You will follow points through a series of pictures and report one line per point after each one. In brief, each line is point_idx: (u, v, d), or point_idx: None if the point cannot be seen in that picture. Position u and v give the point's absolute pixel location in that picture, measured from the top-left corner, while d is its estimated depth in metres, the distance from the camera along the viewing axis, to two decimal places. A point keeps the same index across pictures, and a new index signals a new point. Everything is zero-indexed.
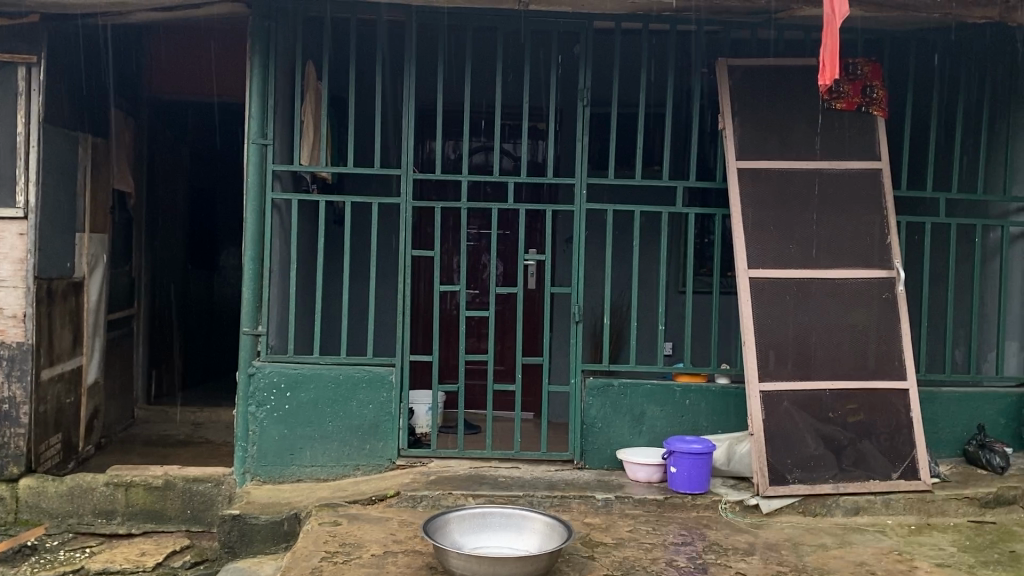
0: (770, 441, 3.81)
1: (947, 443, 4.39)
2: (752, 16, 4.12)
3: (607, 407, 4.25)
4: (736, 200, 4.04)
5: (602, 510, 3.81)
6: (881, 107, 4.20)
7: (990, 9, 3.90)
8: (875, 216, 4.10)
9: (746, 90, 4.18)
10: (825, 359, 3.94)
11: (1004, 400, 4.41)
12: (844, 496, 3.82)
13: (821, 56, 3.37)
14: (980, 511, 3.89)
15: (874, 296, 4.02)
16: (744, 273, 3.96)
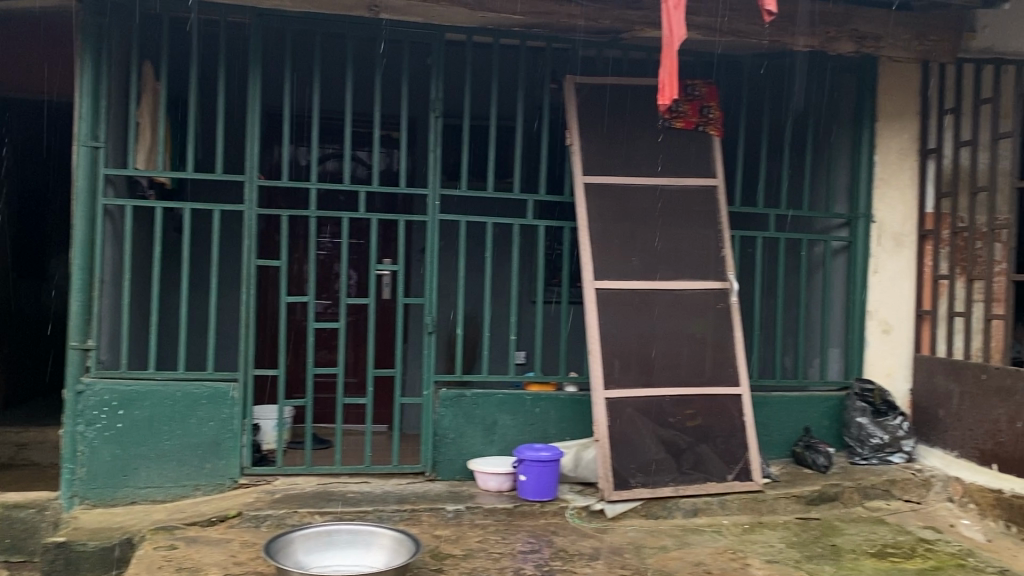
0: (615, 448, 3.91)
1: (777, 445, 4.66)
2: (597, 36, 4.26)
3: (459, 417, 4.25)
4: (583, 213, 4.14)
5: (452, 521, 3.81)
6: (716, 127, 4.44)
7: (813, 37, 4.16)
8: (711, 230, 4.32)
9: (593, 105, 4.31)
10: (666, 367, 4.10)
11: (828, 403, 4.73)
12: (684, 498, 3.98)
13: (660, 77, 3.51)
14: (806, 508, 4.14)
15: (710, 306, 4.24)
16: (591, 284, 4.06)
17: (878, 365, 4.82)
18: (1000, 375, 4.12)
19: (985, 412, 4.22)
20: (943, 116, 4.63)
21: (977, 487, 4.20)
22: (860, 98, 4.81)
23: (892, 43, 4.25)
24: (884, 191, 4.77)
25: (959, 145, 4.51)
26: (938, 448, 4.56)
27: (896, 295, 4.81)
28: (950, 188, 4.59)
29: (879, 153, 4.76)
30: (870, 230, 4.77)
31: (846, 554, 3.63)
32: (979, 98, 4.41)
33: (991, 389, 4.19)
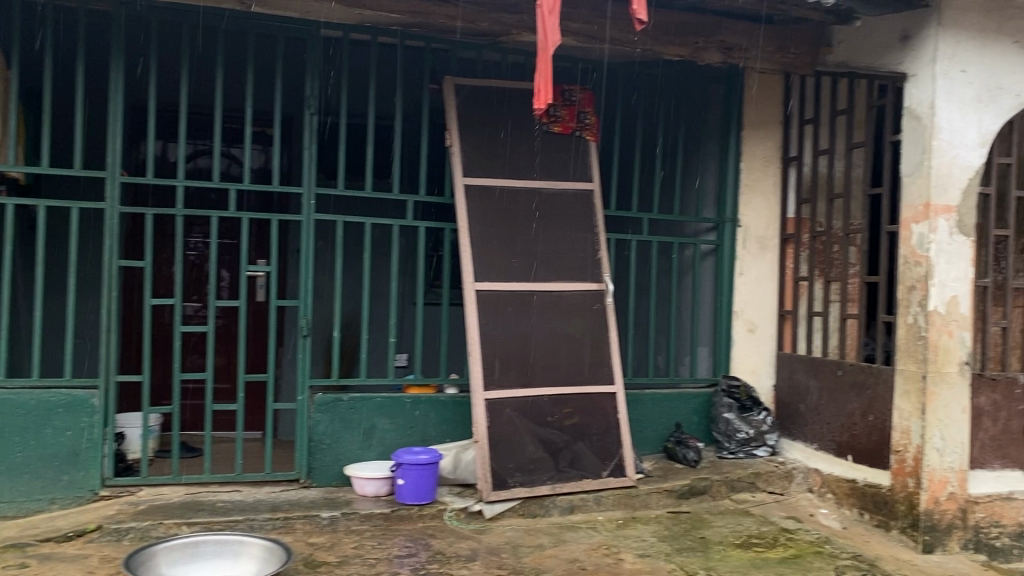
0: (494, 447, 3.92)
1: (650, 441, 4.80)
2: (477, 38, 4.28)
3: (335, 422, 4.17)
4: (463, 215, 4.14)
5: (327, 528, 3.73)
6: (593, 133, 4.55)
7: (683, 47, 4.28)
8: (588, 233, 4.41)
9: (470, 106, 4.31)
10: (544, 367, 4.15)
11: (698, 400, 4.91)
12: (560, 496, 4.03)
13: (535, 81, 3.55)
14: (677, 502, 4.28)
15: (587, 307, 4.31)
16: (471, 286, 4.06)
17: (744, 363, 5.03)
18: (854, 371, 4.37)
19: (841, 406, 4.46)
20: (803, 126, 4.88)
21: (834, 477, 4.45)
22: (727, 107, 5.04)
23: (757, 54, 4.41)
24: (749, 196, 4.99)
25: (818, 154, 4.76)
26: (799, 441, 4.78)
27: (761, 295, 5.03)
28: (809, 195, 4.83)
29: (744, 160, 4.99)
30: (736, 234, 5.00)
31: (714, 545, 3.76)
32: (836, 110, 4.66)
33: (846, 384, 4.43)
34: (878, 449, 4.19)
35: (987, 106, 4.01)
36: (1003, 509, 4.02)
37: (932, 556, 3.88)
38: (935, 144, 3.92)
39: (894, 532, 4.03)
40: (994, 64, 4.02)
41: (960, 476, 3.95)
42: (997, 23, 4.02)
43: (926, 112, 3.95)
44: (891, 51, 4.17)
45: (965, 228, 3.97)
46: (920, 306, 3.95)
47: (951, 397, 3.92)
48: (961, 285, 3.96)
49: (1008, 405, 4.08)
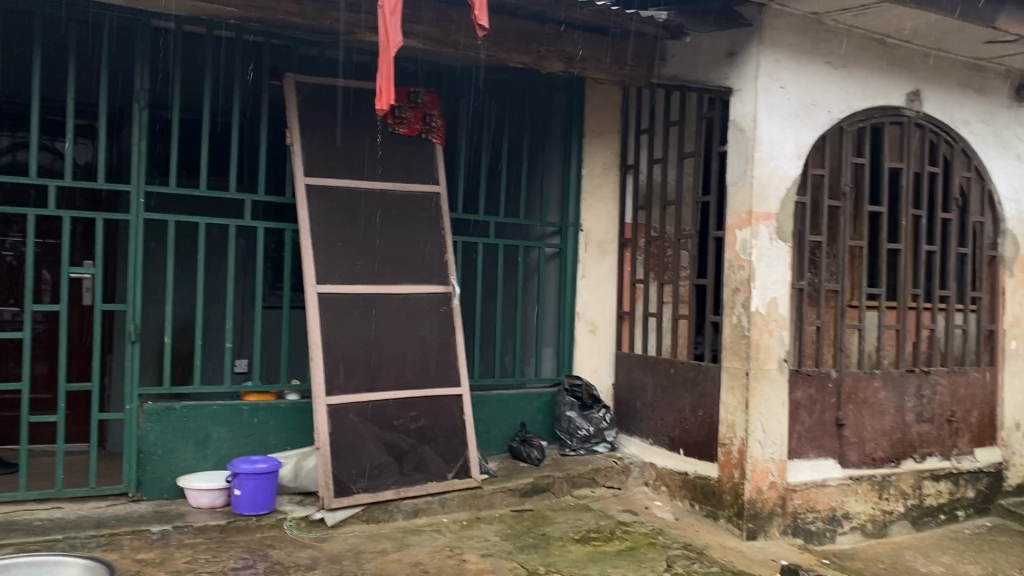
0: (336, 453, 3.85)
1: (495, 442, 4.86)
2: (318, 36, 4.20)
3: (167, 432, 3.98)
4: (304, 216, 4.05)
5: (158, 543, 3.55)
6: (439, 136, 4.58)
7: (526, 55, 4.30)
8: (435, 235, 4.43)
9: (312, 105, 4.23)
10: (389, 371, 4.12)
11: (541, 399, 5.02)
12: (404, 500, 4.01)
13: (378, 84, 3.51)
14: (521, 500, 4.35)
15: (433, 309, 4.32)
16: (312, 289, 3.97)
17: (585, 362, 5.18)
18: (685, 368, 4.60)
19: (674, 402, 4.68)
20: (640, 135, 5.11)
21: (667, 470, 4.66)
22: (570, 115, 5.16)
23: (596, 66, 4.46)
24: (590, 201, 5.15)
25: (652, 162, 4.99)
26: (636, 437, 4.98)
27: (601, 297, 5.20)
28: (645, 201, 5.05)
29: (585, 167, 5.14)
30: (578, 238, 5.14)
31: (554, 541, 3.85)
32: (669, 120, 4.90)
33: (678, 381, 4.65)
34: (708, 443, 4.42)
35: (803, 121, 4.33)
36: (818, 496, 4.34)
37: (756, 542, 4.13)
38: (757, 156, 4.19)
39: (722, 521, 4.26)
40: (809, 82, 4.34)
41: (779, 466, 4.22)
42: (812, 44, 4.34)
43: (749, 125, 4.21)
44: (718, 66, 4.42)
45: (783, 235, 4.27)
46: (743, 307, 4.20)
47: (771, 391, 4.20)
48: (780, 288, 4.25)
49: (822, 399, 4.41)
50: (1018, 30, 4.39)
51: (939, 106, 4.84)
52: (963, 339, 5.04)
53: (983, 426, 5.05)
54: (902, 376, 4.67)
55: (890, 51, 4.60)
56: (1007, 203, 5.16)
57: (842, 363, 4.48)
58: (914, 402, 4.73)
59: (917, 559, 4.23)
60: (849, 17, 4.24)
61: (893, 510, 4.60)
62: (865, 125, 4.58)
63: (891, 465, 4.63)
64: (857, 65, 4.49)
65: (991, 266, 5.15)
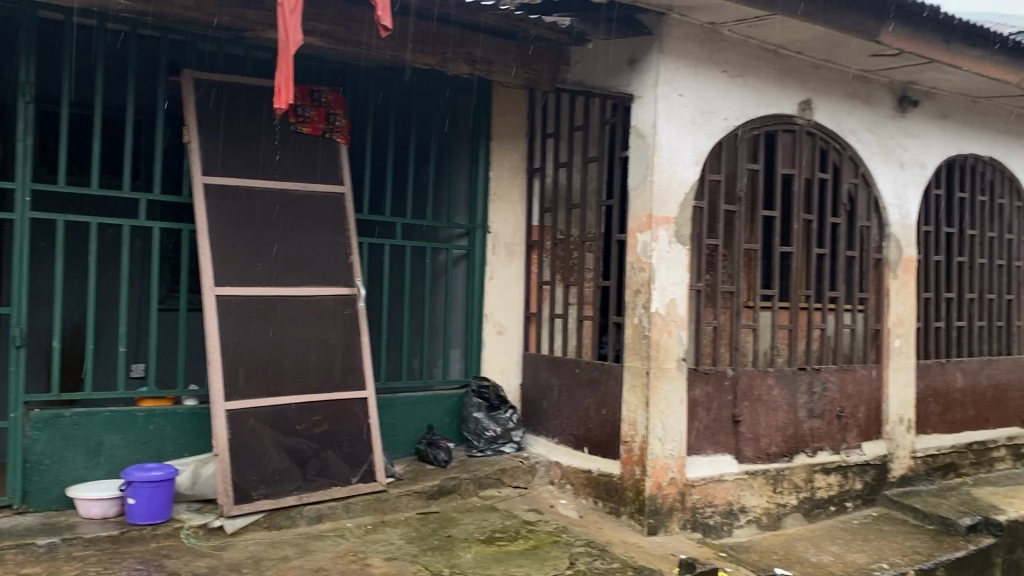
0: (235, 459, 3.77)
1: (402, 445, 4.83)
2: (217, 33, 4.09)
3: (55, 440, 3.81)
4: (202, 216, 3.94)
5: (45, 556, 3.39)
6: (343, 135, 4.54)
7: (431, 56, 4.21)
8: (339, 236, 4.38)
9: (211, 103, 4.12)
10: (291, 375, 4.05)
11: (449, 401, 5.03)
12: (307, 506, 3.94)
13: (276, 80, 3.46)
14: (426, 503, 4.34)
15: (337, 311, 4.27)
16: (210, 291, 3.87)
17: (493, 364, 5.21)
18: (590, 368, 4.68)
19: (578, 401, 4.75)
20: (545, 139, 5.17)
21: (572, 469, 4.73)
22: (477, 117, 5.17)
23: (502, 68, 4.44)
24: (497, 204, 5.18)
25: (558, 166, 5.06)
26: (542, 436, 5.05)
27: (508, 299, 5.23)
28: (551, 204, 5.12)
29: (493, 170, 5.17)
30: (486, 240, 5.16)
31: (459, 543, 3.87)
32: (574, 125, 4.98)
33: (583, 381, 4.73)
34: (611, 441, 4.50)
35: (700, 128, 4.47)
36: (716, 491, 4.48)
37: (656, 537, 4.23)
38: (656, 161, 4.30)
39: (624, 517, 4.35)
40: (706, 90, 4.48)
41: (678, 463, 4.34)
42: (709, 53, 4.47)
43: (649, 131, 4.32)
44: (620, 73, 4.52)
45: (682, 238, 4.39)
46: (644, 308, 4.30)
47: (671, 389, 4.31)
48: (679, 290, 4.37)
49: (719, 396, 4.55)
50: (901, 45, 4.60)
51: (828, 116, 5.06)
52: (851, 338, 5.28)
53: (869, 420, 5.31)
54: (794, 373, 4.87)
55: (783, 61, 4.79)
56: (891, 209, 5.43)
57: (738, 362, 4.64)
58: (806, 399, 4.94)
59: (808, 549, 4.41)
60: (745, 28, 4.40)
61: (786, 502, 4.79)
62: (759, 133, 4.76)
63: (784, 460, 4.82)
64: (752, 75, 4.67)
65: (876, 268, 5.42)
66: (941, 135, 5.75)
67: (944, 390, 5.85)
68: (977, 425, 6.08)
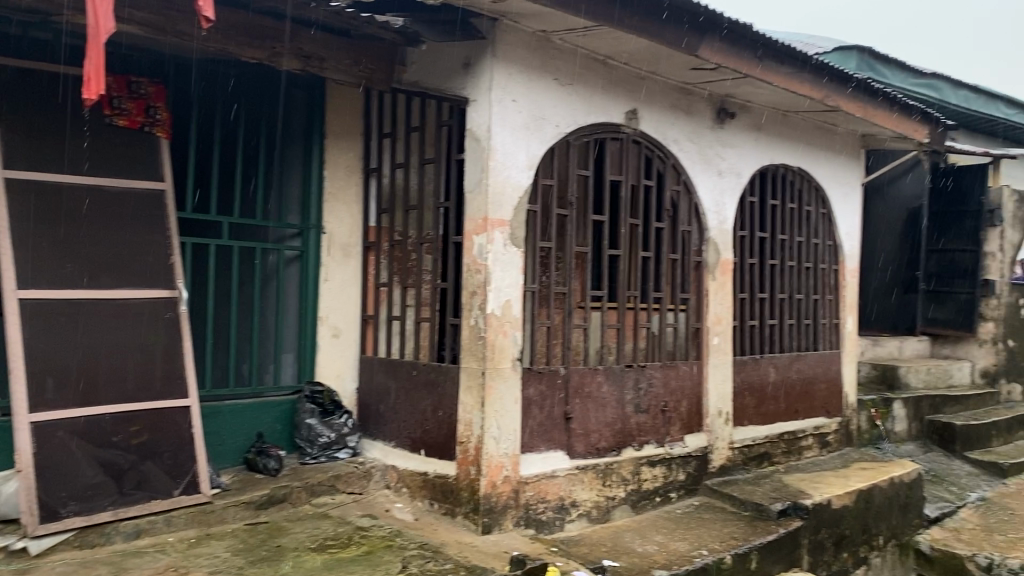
0: (42, 475, 3.50)
1: (230, 454, 4.65)
2: (22, 15, 3.78)
3: None
4: (4, 214, 3.64)
5: None
6: (164, 129, 4.31)
7: (260, 50, 4.05)
8: (160, 237, 4.16)
9: (14, 93, 3.84)
10: (106, 383, 3.81)
11: (280, 407, 4.89)
12: (124, 521, 3.71)
13: (84, 69, 3.24)
14: (255, 513, 4.20)
15: (158, 316, 4.06)
16: (12, 294, 3.58)
17: (328, 367, 5.11)
18: (427, 370, 4.67)
19: (414, 404, 4.73)
20: (382, 139, 5.13)
21: (408, 472, 4.71)
22: (310, 116, 5.09)
23: (335, 65, 4.33)
24: (332, 204, 5.09)
25: (394, 166, 5.03)
26: (378, 440, 5.00)
27: (343, 301, 5.15)
28: (388, 204, 5.08)
29: (327, 169, 5.08)
30: (320, 241, 5.05)
31: (288, 552, 3.76)
32: (410, 126, 4.96)
33: (419, 383, 4.72)
34: (446, 442, 4.51)
35: (533, 134, 4.57)
36: (548, 487, 4.59)
37: (490, 535, 4.27)
38: (491, 164, 4.35)
39: (459, 517, 4.37)
40: (537, 97, 4.58)
41: (512, 461, 4.41)
42: (541, 60, 4.58)
43: (484, 135, 4.36)
44: (454, 77, 4.54)
45: (516, 240, 4.47)
46: (480, 309, 4.34)
47: (505, 390, 4.38)
48: (513, 291, 4.45)
49: (552, 394, 4.67)
50: (717, 60, 4.89)
51: (652, 125, 5.29)
52: (674, 336, 5.56)
53: (692, 414, 5.60)
54: (622, 370, 5.07)
55: (610, 72, 4.98)
56: (710, 216, 5.76)
57: (570, 360, 4.78)
58: (633, 395, 5.16)
59: (635, 540, 4.60)
60: (575, 37, 4.53)
61: (614, 495, 4.97)
62: (589, 140, 4.92)
63: (613, 454, 5.00)
64: (582, 84, 4.82)
65: (697, 270, 5.73)
66: (755, 146, 6.16)
67: (759, 383, 6.27)
68: (788, 415, 6.55)
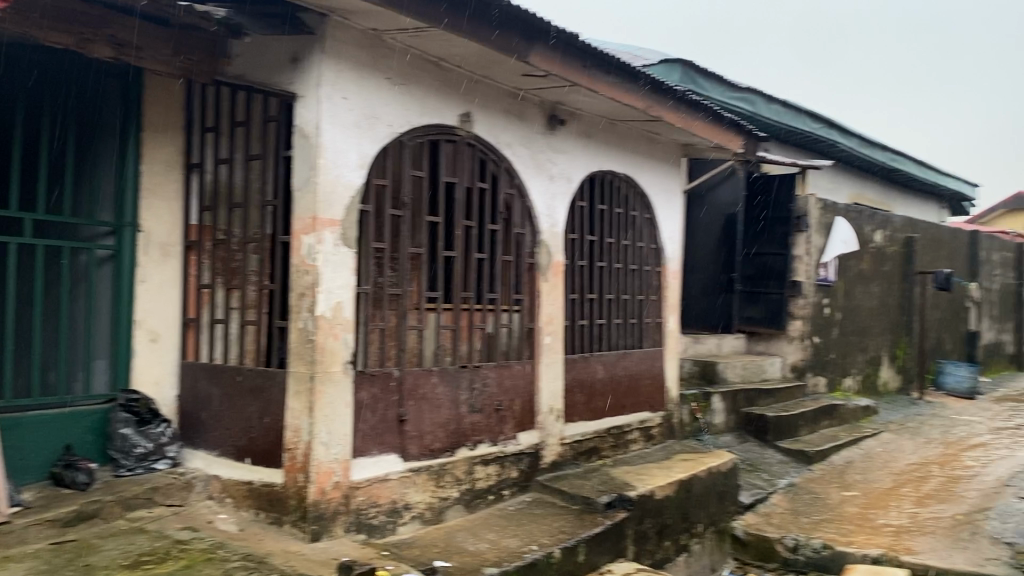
0: None
1: (33, 468, 4.31)
2: None
3: None
4: None
5: None
6: None
7: (67, 35, 3.77)
8: None
9: None
10: None
11: (91, 417, 4.59)
12: None
13: None
14: (61, 531, 3.92)
15: None
16: None
17: (145, 374, 4.83)
18: (252, 375, 4.51)
19: (239, 410, 4.55)
20: (204, 133, 4.91)
21: (232, 481, 4.52)
22: (125, 107, 4.78)
23: (152, 55, 4.11)
24: (149, 201, 4.82)
25: (217, 162, 4.82)
26: (200, 449, 4.77)
27: (162, 303, 4.88)
28: (210, 202, 4.86)
29: (145, 164, 4.81)
30: (136, 240, 4.76)
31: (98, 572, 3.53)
32: (235, 121, 4.77)
33: (244, 388, 4.55)
34: (273, 449, 4.37)
35: (365, 133, 4.51)
36: (380, 490, 4.54)
37: (319, 543, 4.18)
38: (321, 163, 4.25)
39: (286, 526, 4.25)
40: (369, 96, 4.52)
41: (342, 466, 4.33)
42: (372, 59, 4.53)
43: (313, 132, 4.26)
44: (282, 72, 4.40)
45: (347, 240, 4.39)
46: (309, 312, 4.23)
47: (335, 394, 4.30)
48: (344, 292, 4.38)
49: (384, 397, 4.63)
50: (547, 67, 5.02)
51: (485, 129, 5.35)
52: (508, 336, 5.65)
53: (524, 413, 5.71)
54: (456, 371, 5.11)
55: (443, 73, 4.99)
56: (543, 218, 5.90)
57: (403, 362, 4.75)
58: (467, 395, 5.20)
59: (467, 539, 4.63)
60: (407, 37, 4.51)
61: (447, 496, 4.98)
62: (423, 141, 4.92)
63: (446, 455, 5.01)
64: (415, 84, 4.81)
65: (530, 272, 5.83)
66: (584, 152, 6.35)
67: (588, 380, 6.47)
68: (615, 411, 6.80)
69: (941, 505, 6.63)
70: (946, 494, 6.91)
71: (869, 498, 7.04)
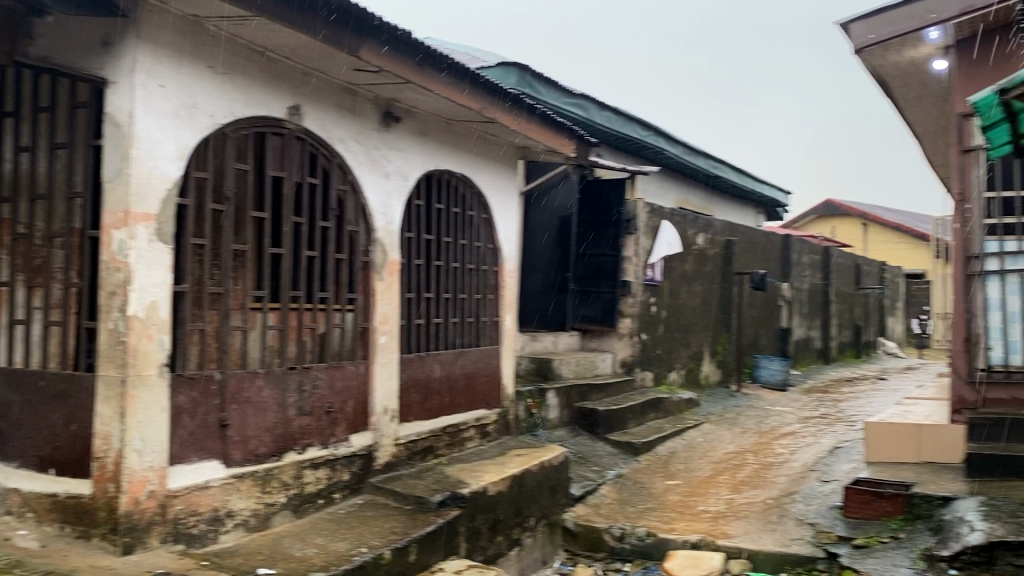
0: None
1: None
2: None
3: None
4: None
5: None
6: None
7: None
8: None
9: None
10: None
11: None
12: None
13: None
14: None
15: None
16: None
17: None
18: (56, 380, 4.19)
19: (42, 418, 4.23)
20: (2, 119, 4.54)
21: (34, 495, 4.19)
22: None
23: None
24: None
25: (17, 150, 4.46)
26: None
27: None
28: (9, 193, 4.49)
29: None
30: None
31: None
32: (39, 106, 4.42)
33: (47, 394, 4.22)
34: (79, 459, 4.08)
35: (184, 122, 4.30)
36: (200, 498, 4.34)
37: (131, 556, 3.95)
38: (134, 153, 4.01)
39: (95, 540, 3.99)
40: (189, 84, 4.31)
41: (158, 474, 4.11)
42: (191, 46, 4.32)
43: (125, 120, 4.02)
44: (90, 55, 4.11)
45: (163, 236, 4.17)
46: (120, 311, 3.99)
47: (150, 398, 4.08)
48: (160, 291, 4.15)
49: (205, 401, 4.44)
50: (380, 61, 4.97)
51: (316, 123, 5.23)
52: (341, 336, 5.54)
53: (357, 413, 5.62)
54: (284, 372, 4.98)
55: (270, 64, 4.84)
56: (377, 216, 5.83)
57: (226, 364, 4.58)
58: (295, 397, 5.07)
59: (294, 545, 4.51)
60: (230, 25, 4.33)
61: (273, 502, 4.83)
62: (249, 134, 4.74)
63: (272, 459, 4.86)
64: (239, 74, 4.63)
65: (364, 270, 5.75)
66: (419, 150, 6.32)
67: (423, 380, 6.46)
68: (450, 409, 6.82)
69: (753, 491, 7.10)
70: (758, 480, 7.40)
71: (689, 487, 7.43)
